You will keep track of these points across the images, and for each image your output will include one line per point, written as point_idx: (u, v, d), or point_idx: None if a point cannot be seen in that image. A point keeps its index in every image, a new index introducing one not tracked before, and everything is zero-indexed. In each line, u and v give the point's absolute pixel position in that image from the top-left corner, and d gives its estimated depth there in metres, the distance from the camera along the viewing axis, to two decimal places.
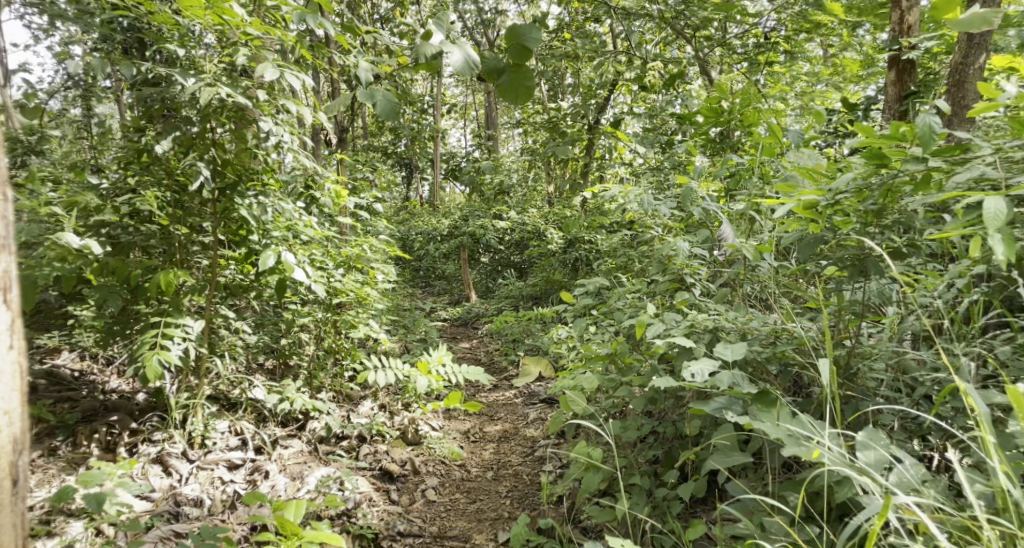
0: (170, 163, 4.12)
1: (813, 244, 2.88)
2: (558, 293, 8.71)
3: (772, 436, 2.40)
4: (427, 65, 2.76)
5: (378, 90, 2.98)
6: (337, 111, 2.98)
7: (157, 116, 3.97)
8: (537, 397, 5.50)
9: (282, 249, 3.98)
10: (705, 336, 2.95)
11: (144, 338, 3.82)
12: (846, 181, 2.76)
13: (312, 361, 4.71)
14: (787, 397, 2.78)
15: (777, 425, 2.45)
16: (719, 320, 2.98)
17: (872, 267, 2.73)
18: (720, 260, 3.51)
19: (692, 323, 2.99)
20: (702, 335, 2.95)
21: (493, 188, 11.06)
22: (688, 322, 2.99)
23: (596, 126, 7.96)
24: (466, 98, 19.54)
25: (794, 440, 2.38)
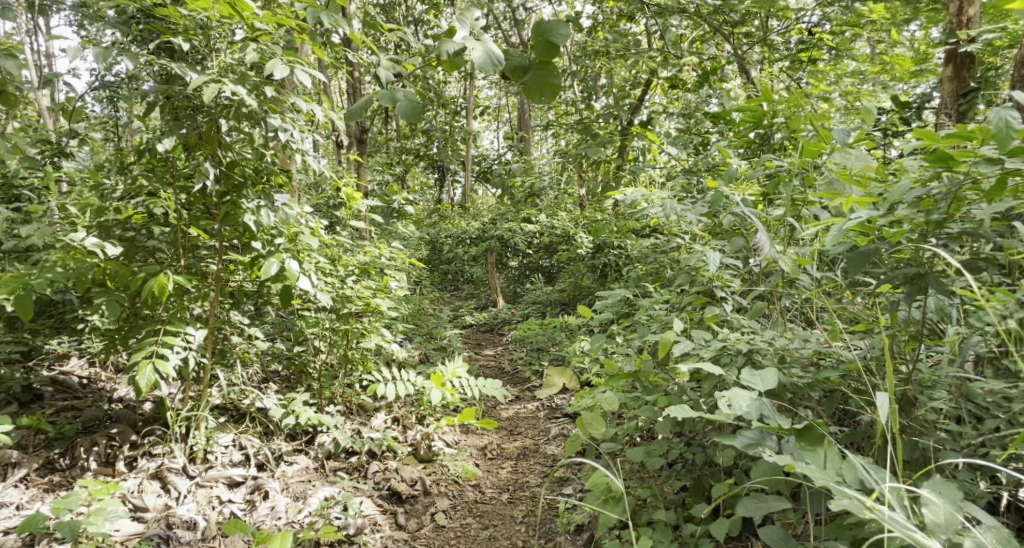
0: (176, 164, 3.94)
1: (864, 259, 2.51)
2: (587, 300, 8.42)
3: (818, 483, 2.12)
4: (449, 65, 2.65)
5: (399, 90, 2.92)
6: (358, 117, 2.91)
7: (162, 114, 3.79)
8: (560, 411, 5.24)
9: (286, 256, 3.79)
10: (739, 359, 2.68)
11: (142, 347, 3.65)
12: (904, 186, 2.45)
13: (324, 372, 4.51)
14: (832, 428, 2.48)
15: (823, 470, 2.17)
16: (754, 340, 2.69)
17: (935, 283, 2.41)
18: (756, 271, 3.21)
19: (725, 344, 2.72)
20: (736, 358, 2.69)
21: (523, 191, 10.84)
22: (722, 343, 2.73)
23: (629, 128, 7.68)
24: (500, 101, 19.36)
25: (844, 490, 2.10)
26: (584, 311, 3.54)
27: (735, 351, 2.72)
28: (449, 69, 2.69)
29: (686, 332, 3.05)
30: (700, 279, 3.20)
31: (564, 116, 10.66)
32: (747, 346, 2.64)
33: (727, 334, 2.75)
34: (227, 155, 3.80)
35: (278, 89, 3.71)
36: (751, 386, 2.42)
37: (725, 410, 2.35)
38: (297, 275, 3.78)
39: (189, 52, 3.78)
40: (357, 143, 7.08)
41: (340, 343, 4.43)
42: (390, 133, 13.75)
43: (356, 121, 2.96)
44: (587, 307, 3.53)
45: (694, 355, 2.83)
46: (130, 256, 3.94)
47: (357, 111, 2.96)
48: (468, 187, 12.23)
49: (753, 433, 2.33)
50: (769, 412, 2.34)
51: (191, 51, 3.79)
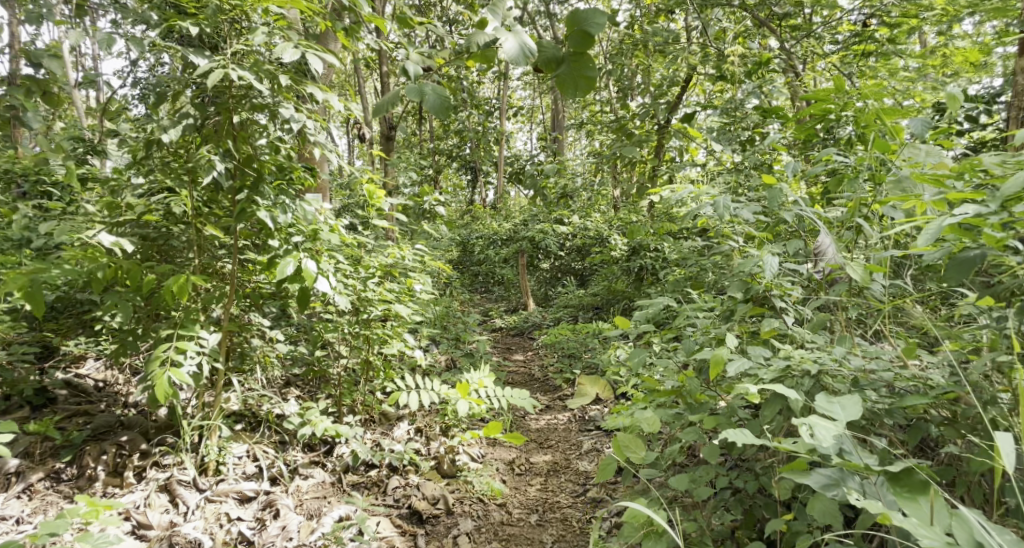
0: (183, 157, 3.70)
1: (970, 264, 2.27)
2: (621, 305, 8.10)
3: (925, 542, 1.87)
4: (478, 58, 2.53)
5: (428, 85, 2.70)
6: (387, 111, 2.78)
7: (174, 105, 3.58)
8: (593, 424, 4.96)
9: (304, 255, 3.54)
10: (806, 381, 2.38)
11: (155, 354, 3.39)
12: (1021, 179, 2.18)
13: (344, 378, 4.28)
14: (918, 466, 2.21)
15: (927, 524, 1.92)
16: (823, 358, 2.38)
17: None
18: (817, 278, 2.90)
19: (789, 363, 2.42)
20: (802, 379, 2.39)
21: (557, 192, 10.57)
22: (784, 363, 2.43)
23: (667, 126, 7.36)
24: (534, 102, 19.10)
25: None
26: (621, 323, 3.26)
27: (800, 371, 2.41)
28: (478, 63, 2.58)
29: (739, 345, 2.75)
30: (754, 287, 2.88)
31: (599, 116, 10.35)
32: (815, 367, 2.34)
33: (791, 352, 2.45)
34: (243, 148, 3.57)
35: (295, 78, 3.47)
36: (829, 415, 2.15)
37: (805, 440, 2.07)
38: (315, 275, 3.53)
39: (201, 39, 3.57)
40: (386, 141, 6.86)
41: (361, 349, 4.18)
42: (424, 134, 13.56)
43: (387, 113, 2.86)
44: (625, 320, 3.25)
45: (752, 375, 2.54)
46: (144, 256, 3.72)
47: (384, 104, 2.83)
48: (501, 188, 11.99)
49: (833, 472, 2.10)
50: (849, 448, 2.10)
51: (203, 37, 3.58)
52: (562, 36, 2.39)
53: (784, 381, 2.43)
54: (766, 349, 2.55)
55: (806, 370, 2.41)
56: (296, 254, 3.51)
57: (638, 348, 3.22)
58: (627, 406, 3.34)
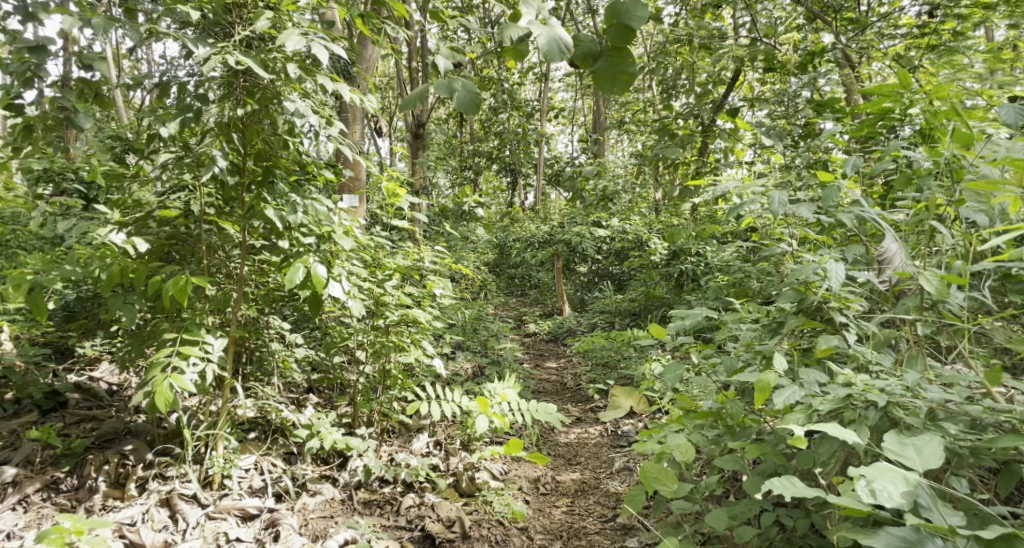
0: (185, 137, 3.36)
1: None
2: (659, 312, 7.74)
3: None
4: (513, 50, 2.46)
5: (457, 79, 2.68)
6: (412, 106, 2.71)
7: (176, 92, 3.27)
8: (625, 441, 4.66)
9: (314, 259, 3.27)
10: (870, 413, 2.10)
11: (157, 358, 3.15)
12: None
13: (360, 387, 4.05)
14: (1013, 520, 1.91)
15: None
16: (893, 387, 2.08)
17: None
18: (883, 292, 2.59)
19: (850, 391, 2.16)
20: (864, 410, 2.13)
21: (596, 194, 10.25)
22: (845, 391, 2.17)
23: (711, 126, 6.99)
24: (576, 104, 18.79)
25: None
26: (656, 335, 2.92)
27: (863, 401, 2.14)
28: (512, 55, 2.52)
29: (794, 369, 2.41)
30: (808, 298, 2.55)
31: (640, 116, 9.99)
32: (883, 398, 2.08)
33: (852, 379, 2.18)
34: (252, 143, 3.36)
35: (305, 67, 3.25)
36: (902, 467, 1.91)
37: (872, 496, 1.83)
38: (327, 280, 3.27)
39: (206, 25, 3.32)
40: (417, 139, 6.69)
41: (376, 357, 3.93)
42: (463, 135, 13.34)
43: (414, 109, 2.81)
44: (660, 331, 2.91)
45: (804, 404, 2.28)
46: (152, 255, 3.49)
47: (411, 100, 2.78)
48: (538, 190, 11.69)
49: (907, 534, 1.85)
50: (925, 504, 1.87)
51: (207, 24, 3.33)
52: (600, 30, 2.28)
53: (843, 412, 2.17)
54: (820, 374, 2.29)
55: (871, 400, 2.13)
56: (306, 257, 3.26)
57: (672, 365, 2.90)
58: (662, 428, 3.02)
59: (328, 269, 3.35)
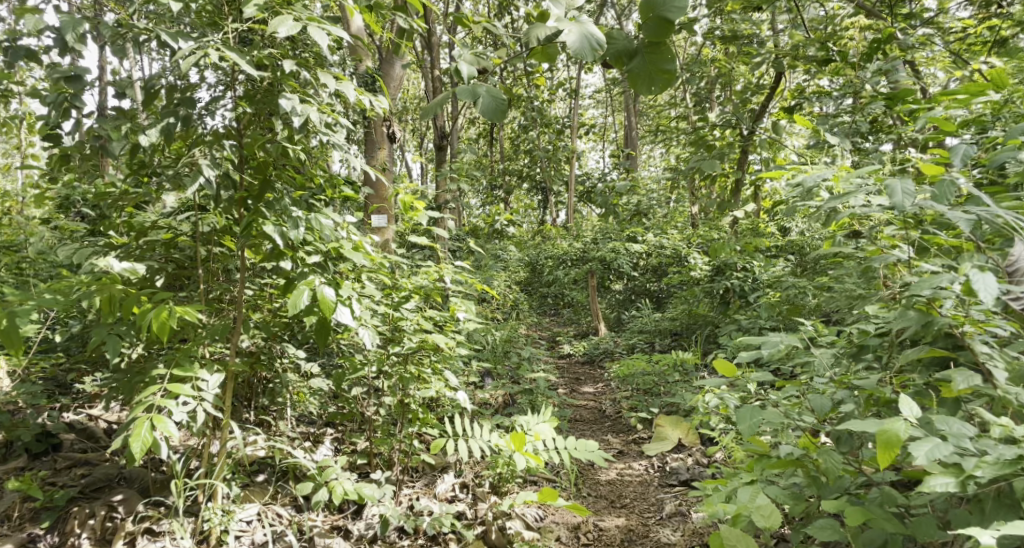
0: (173, 150, 2.94)
1: None
2: (704, 332, 7.19)
3: None
4: (539, 50, 2.23)
5: (483, 87, 2.43)
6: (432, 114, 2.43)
7: (155, 95, 2.81)
8: (675, 479, 4.24)
9: (321, 281, 2.81)
10: None
11: (141, 397, 2.61)
12: None
13: (378, 424, 3.62)
14: None
15: None
16: None
17: None
18: None
19: (1019, 453, 1.93)
20: None
21: (629, 210, 9.81)
22: (1014, 452, 1.93)
23: (754, 136, 6.50)
24: (606, 119, 18.30)
25: None
26: (724, 369, 2.51)
27: None
28: (541, 57, 2.28)
29: (937, 423, 2.01)
30: (938, 320, 2.22)
31: (674, 127, 9.48)
32: None
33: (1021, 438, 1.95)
34: (251, 153, 2.93)
35: (303, 63, 2.85)
36: None
37: None
38: (336, 304, 2.79)
39: (190, 21, 2.88)
40: (442, 152, 6.31)
41: (392, 389, 3.46)
42: (493, 153, 12.95)
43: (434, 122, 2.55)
44: (729, 365, 2.50)
45: (954, 462, 2.01)
46: (145, 280, 2.98)
47: (432, 108, 2.53)
48: (569, 206, 11.21)
49: None
50: None
51: (190, 19, 2.88)
52: (634, 23, 2.05)
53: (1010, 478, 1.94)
54: (966, 425, 1.99)
55: None
56: (312, 277, 2.80)
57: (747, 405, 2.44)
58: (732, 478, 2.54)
59: (338, 290, 2.87)
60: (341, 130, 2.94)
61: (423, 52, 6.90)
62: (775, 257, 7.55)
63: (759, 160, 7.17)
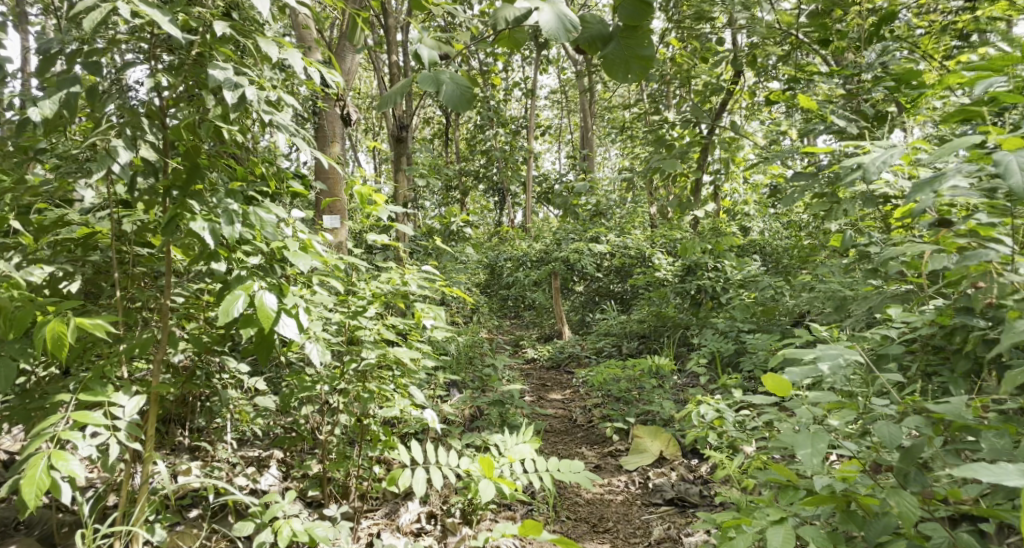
0: (78, 131, 2.44)
1: None
2: (674, 336, 6.88)
3: None
4: (506, 36, 2.07)
5: (447, 71, 2.26)
6: (394, 101, 2.33)
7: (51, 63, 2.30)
8: (659, 497, 3.92)
9: (262, 288, 2.36)
10: None
11: (36, 431, 2.12)
12: None
13: (332, 449, 3.16)
14: None
15: None
16: None
17: None
18: None
19: None
20: None
21: (589, 210, 9.49)
22: None
23: (715, 134, 6.21)
24: (560, 119, 18.00)
25: None
26: (781, 385, 2.13)
27: None
28: (506, 41, 2.11)
29: None
30: None
31: (633, 124, 9.17)
32: None
33: None
34: (177, 137, 2.45)
35: (240, 28, 2.39)
36: None
37: None
38: (277, 316, 2.35)
39: None
40: (398, 146, 5.84)
41: (349, 409, 3.00)
42: (448, 153, 12.47)
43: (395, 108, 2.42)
44: (787, 380, 2.13)
45: None
46: (48, 286, 2.48)
47: (392, 96, 2.40)
48: (527, 206, 10.82)
49: None
50: None
51: None
52: (610, 7, 1.93)
53: None
54: None
55: None
56: (250, 282, 2.36)
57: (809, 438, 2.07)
58: (754, 514, 2.16)
59: (282, 298, 2.43)
60: (292, 100, 2.49)
61: (372, 43, 6.43)
62: (742, 256, 7.29)
63: (720, 159, 6.92)
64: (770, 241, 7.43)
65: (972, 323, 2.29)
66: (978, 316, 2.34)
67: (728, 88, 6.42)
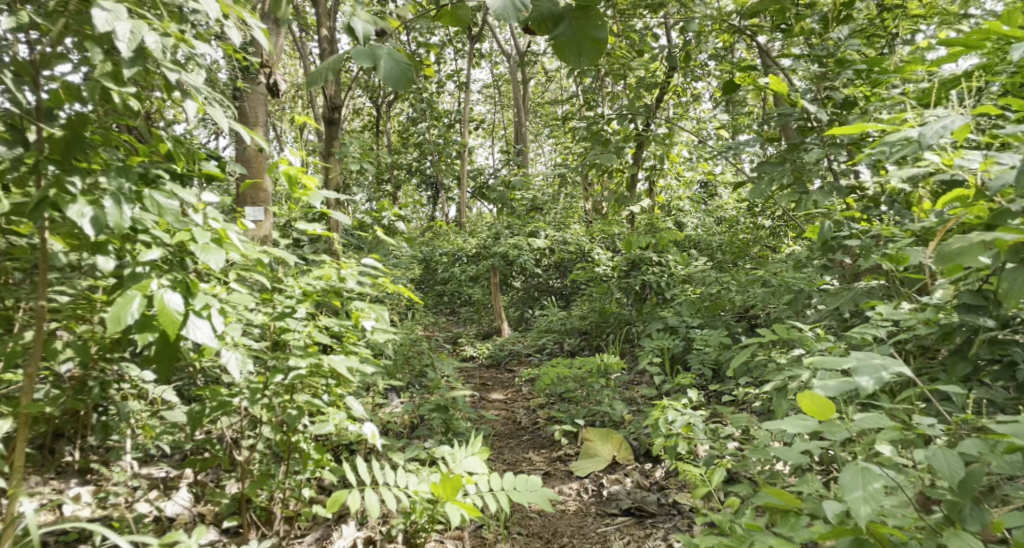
0: None
1: None
2: (618, 333, 6.66)
3: None
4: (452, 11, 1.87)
5: (387, 47, 1.93)
6: (325, 82, 2.03)
7: None
8: (615, 507, 3.66)
9: (161, 289, 1.97)
10: None
11: None
12: None
13: (253, 470, 2.77)
14: None
15: None
16: None
17: None
18: None
19: None
20: None
21: (525, 204, 9.25)
22: None
23: (655, 127, 6.01)
24: (493, 113, 17.70)
25: None
26: (822, 412, 1.70)
27: None
28: (450, 16, 1.91)
29: None
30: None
31: (569, 117, 8.96)
32: None
33: None
34: (54, 103, 2.03)
35: None
36: None
37: None
38: (180, 319, 1.97)
39: None
40: (329, 130, 5.43)
41: (274, 424, 2.62)
42: (380, 144, 11.99)
43: (326, 86, 2.09)
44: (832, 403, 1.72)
45: None
46: None
47: (322, 73, 2.09)
48: (462, 200, 10.48)
49: None
50: None
51: None
52: None
53: None
54: None
55: None
56: (147, 280, 1.98)
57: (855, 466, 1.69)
58: None
59: (187, 298, 2.05)
60: (202, 46, 2.05)
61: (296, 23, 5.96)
62: (682, 249, 7.17)
63: (656, 153, 6.76)
64: (709, 236, 7.33)
65: (980, 322, 2.06)
66: (983, 314, 2.11)
67: (667, 79, 6.25)
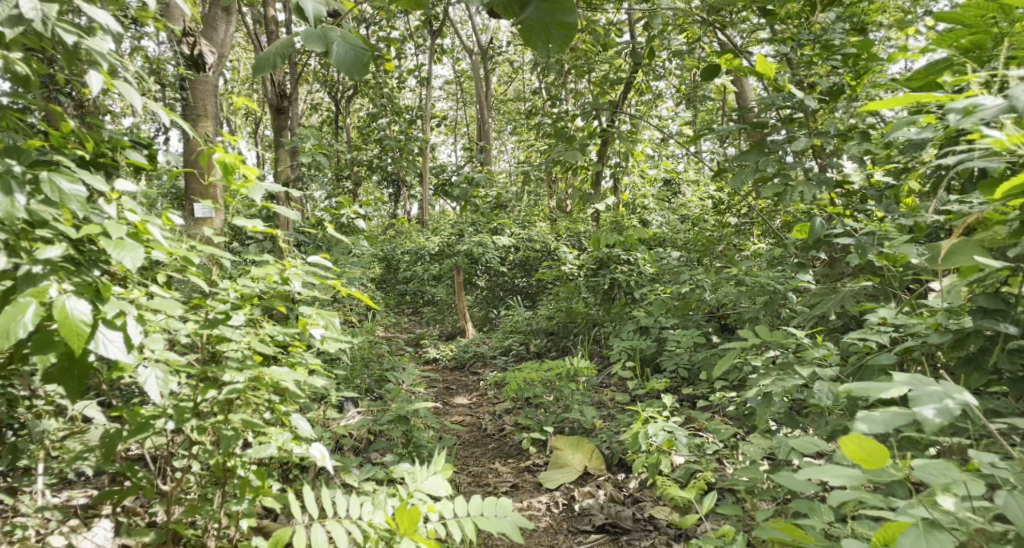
0: None
1: None
2: (586, 334, 6.43)
3: None
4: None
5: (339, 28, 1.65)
6: (270, 68, 1.74)
7: None
8: (588, 523, 3.43)
9: (64, 296, 1.65)
10: None
11: None
12: None
13: (185, 497, 2.46)
14: None
15: None
16: None
17: None
18: None
19: None
20: None
21: (488, 201, 8.97)
22: None
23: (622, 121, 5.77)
24: (455, 109, 17.38)
25: None
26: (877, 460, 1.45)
27: None
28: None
29: None
30: None
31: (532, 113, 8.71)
32: None
33: None
34: None
35: None
36: None
37: None
38: (88, 331, 1.66)
39: None
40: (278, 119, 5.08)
41: (207, 447, 2.32)
42: (338, 141, 11.59)
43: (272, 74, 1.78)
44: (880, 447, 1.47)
45: None
46: None
47: (268, 59, 1.79)
48: (424, 198, 10.16)
49: None
50: None
51: None
52: None
53: None
54: None
55: None
56: (45, 285, 1.67)
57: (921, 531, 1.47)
58: None
59: (96, 305, 1.74)
60: (100, 14, 1.81)
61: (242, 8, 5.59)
62: (650, 248, 6.98)
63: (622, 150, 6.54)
64: (678, 233, 7.15)
65: (998, 329, 1.86)
66: (1003, 320, 1.90)
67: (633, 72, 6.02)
